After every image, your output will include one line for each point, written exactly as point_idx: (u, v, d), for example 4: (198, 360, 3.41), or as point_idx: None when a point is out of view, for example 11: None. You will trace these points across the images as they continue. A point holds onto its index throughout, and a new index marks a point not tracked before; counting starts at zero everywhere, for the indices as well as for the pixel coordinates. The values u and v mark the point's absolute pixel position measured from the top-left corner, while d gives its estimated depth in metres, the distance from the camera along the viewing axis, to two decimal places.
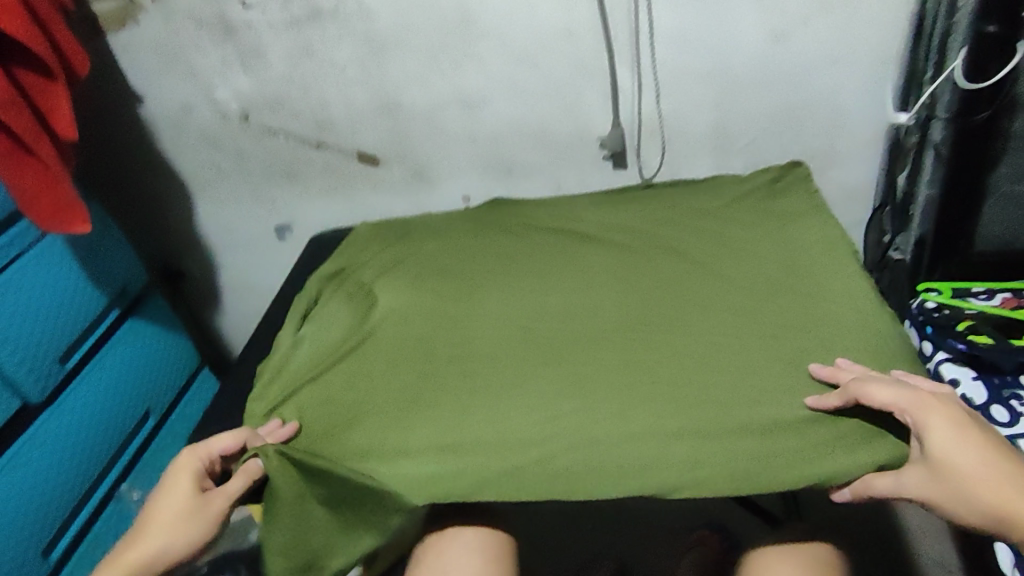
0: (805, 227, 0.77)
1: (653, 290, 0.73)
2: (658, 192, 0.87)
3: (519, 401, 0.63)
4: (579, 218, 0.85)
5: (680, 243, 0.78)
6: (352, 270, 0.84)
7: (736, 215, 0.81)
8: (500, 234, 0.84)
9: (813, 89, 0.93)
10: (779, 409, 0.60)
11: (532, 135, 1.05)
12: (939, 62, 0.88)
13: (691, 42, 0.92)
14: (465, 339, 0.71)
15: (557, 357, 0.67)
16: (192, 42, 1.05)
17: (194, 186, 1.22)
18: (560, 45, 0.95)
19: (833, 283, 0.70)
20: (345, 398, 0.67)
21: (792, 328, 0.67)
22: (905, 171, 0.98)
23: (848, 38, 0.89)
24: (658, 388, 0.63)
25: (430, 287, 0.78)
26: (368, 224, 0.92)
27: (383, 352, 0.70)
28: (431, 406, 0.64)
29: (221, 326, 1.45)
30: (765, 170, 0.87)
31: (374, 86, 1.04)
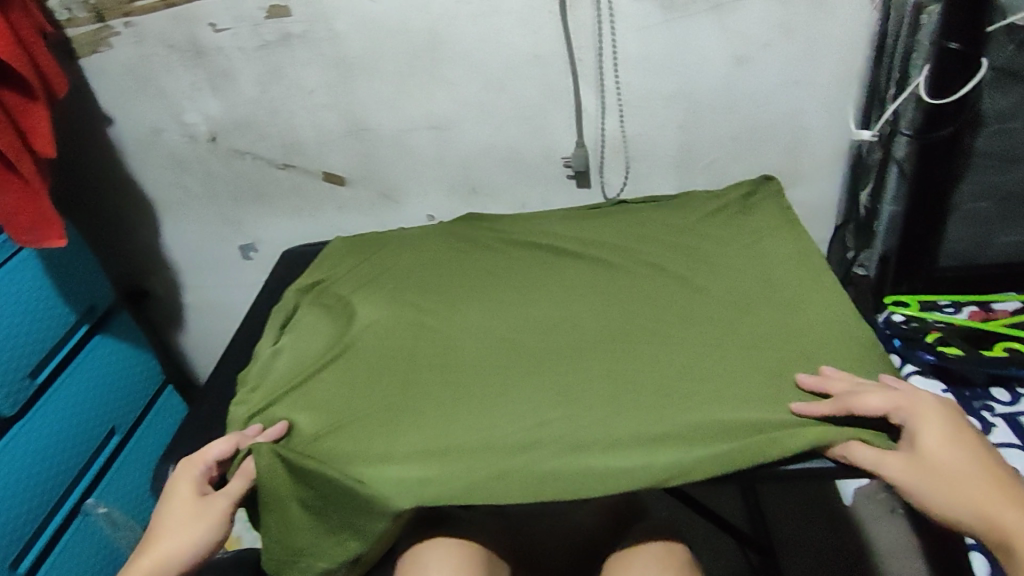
0: (770, 241, 0.80)
1: (629, 300, 0.74)
2: (629, 209, 0.89)
3: (502, 409, 0.64)
4: (554, 232, 0.86)
5: (652, 256, 0.80)
6: (328, 284, 0.84)
7: (707, 231, 0.83)
8: (476, 248, 0.86)
9: (771, 111, 0.98)
10: (757, 408, 0.62)
11: (501, 157, 1.07)
12: (900, 79, 0.91)
13: (654, 67, 0.95)
14: (445, 349, 0.71)
15: (536, 368, 0.68)
16: (163, 66, 1.05)
17: (161, 207, 1.21)
18: (528, 70, 0.98)
19: (798, 291, 0.73)
20: (325, 410, 0.67)
21: (763, 334, 0.69)
22: (868, 188, 1.02)
23: (805, 62, 0.93)
24: (636, 393, 0.64)
25: (410, 302, 0.78)
26: (343, 239, 0.92)
27: (365, 365, 0.70)
28: (415, 416, 0.64)
29: (188, 349, 1.43)
30: (737, 184, 0.89)
31: (343, 109, 1.06)
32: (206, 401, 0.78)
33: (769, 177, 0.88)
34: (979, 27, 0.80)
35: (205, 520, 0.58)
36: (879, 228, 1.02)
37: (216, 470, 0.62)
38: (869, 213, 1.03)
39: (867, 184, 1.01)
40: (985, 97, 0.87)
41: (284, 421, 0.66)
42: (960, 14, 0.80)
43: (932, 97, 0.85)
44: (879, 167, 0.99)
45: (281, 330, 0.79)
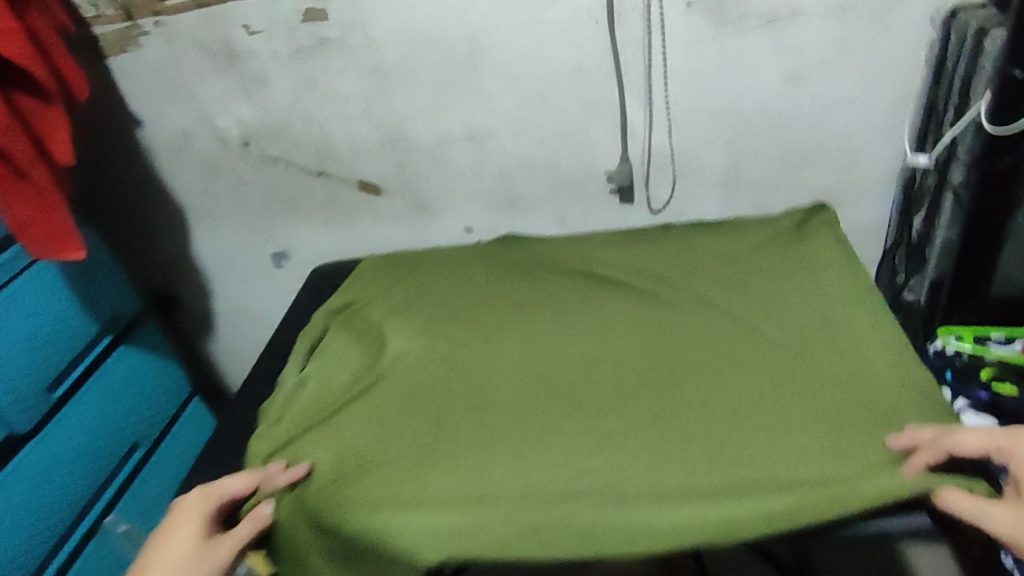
0: (828, 273, 0.76)
1: (675, 337, 0.71)
2: (674, 233, 0.87)
3: (540, 452, 0.61)
4: (597, 261, 0.84)
5: (700, 289, 0.77)
6: (359, 306, 0.82)
7: (761, 262, 0.79)
8: (512, 275, 0.83)
9: (825, 132, 0.93)
10: (810, 464, 0.57)
11: (540, 171, 1.03)
12: (959, 106, 0.85)
13: (702, 82, 0.91)
14: (480, 386, 0.68)
15: (577, 410, 0.65)
16: (196, 71, 1.03)
17: (192, 213, 1.19)
18: (571, 82, 0.94)
19: (857, 331, 0.69)
20: (353, 446, 0.64)
21: (820, 379, 0.65)
22: (921, 213, 0.95)
23: (862, 80, 0.88)
24: (685, 441, 0.60)
25: (447, 331, 0.75)
26: (376, 258, 0.91)
27: (394, 400, 0.68)
28: (448, 456, 0.62)
29: (216, 356, 1.41)
30: (788, 214, 0.86)
31: (378, 118, 1.03)
32: (231, 423, 0.76)
33: (823, 203, 0.85)
34: None
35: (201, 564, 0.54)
36: (931, 256, 0.96)
37: (226, 507, 0.59)
38: (920, 239, 0.97)
39: (921, 209, 0.95)
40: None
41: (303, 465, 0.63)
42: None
43: (995, 124, 0.78)
44: (934, 192, 0.92)
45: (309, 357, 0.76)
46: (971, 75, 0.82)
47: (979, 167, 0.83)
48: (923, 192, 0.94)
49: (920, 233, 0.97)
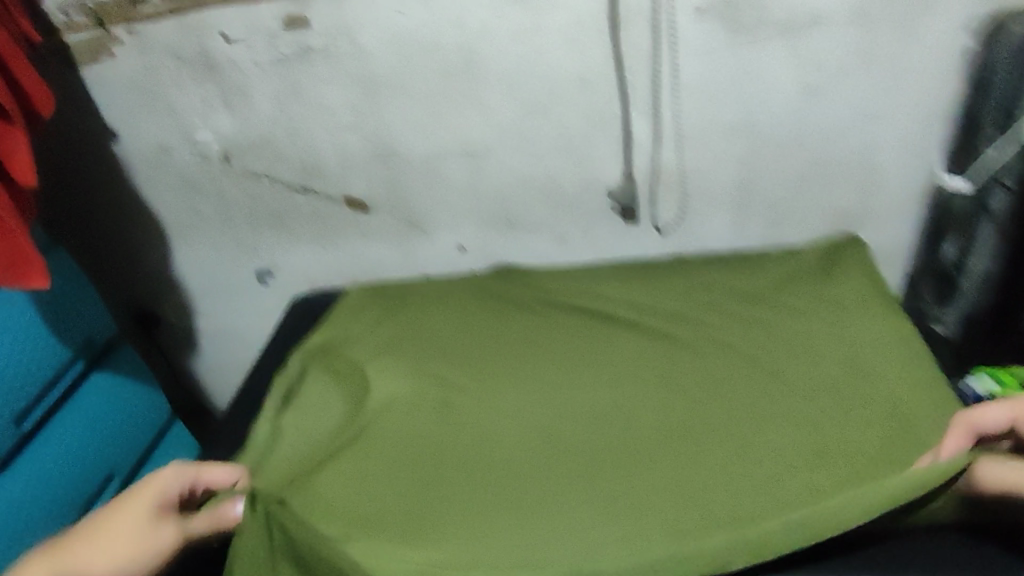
0: (851, 309, 0.76)
1: (688, 380, 0.71)
2: (688, 265, 0.87)
3: (541, 502, 0.61)
4: (605, 296, 0.83)
5: (714, 329, 0.76)
6: (343, 345, 0.81)
7: (785, 300, 0.79)
8: (513, 313, 0.83)
9: (844, 144, 0.87)
10: (806, 496, 0.59)
11: (539, 187, 0.97)
12: (1004, 125, 0.77)
13: (714, 93, 0.85)
14: (482, 439, 0.68)
15: (578, 462, 0.65)
16: (172, 81, 0.96)
17: (172, 230, 1.13)
18: (573, 94, 0.88)
19: (895, 387, 0.67)
20: (354, 497, 0.63)
21: (828, 411, 0.66)
22: (954, 240, 0.88)
23: (886, 88, 0.83)
24: (691, 494, 0.60)
25: (445, 373, 0.76)
26: (360, 287, 0.90)
27: (389, 448, 0.68)
28: (453, 506, 0.61)
29: (199, 377, 1.35)
30: (817, 246, 0.86)
31: (367, 131, 0.96)
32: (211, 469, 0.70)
33: (857, 236, 0.85)
34: None
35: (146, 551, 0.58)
36: (964, 288, 0.87)
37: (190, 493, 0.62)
38: (953, 268, 0.89)
39: (954, 236, 0.87)
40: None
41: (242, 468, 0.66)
42: None
43: None
44: (970, 218, 0.84)
45: (286, 401, 0.75)
46: (1016, 95, 0.75)
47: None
48: (956, 217, 0.86)
49: (953, 261, 0.88)
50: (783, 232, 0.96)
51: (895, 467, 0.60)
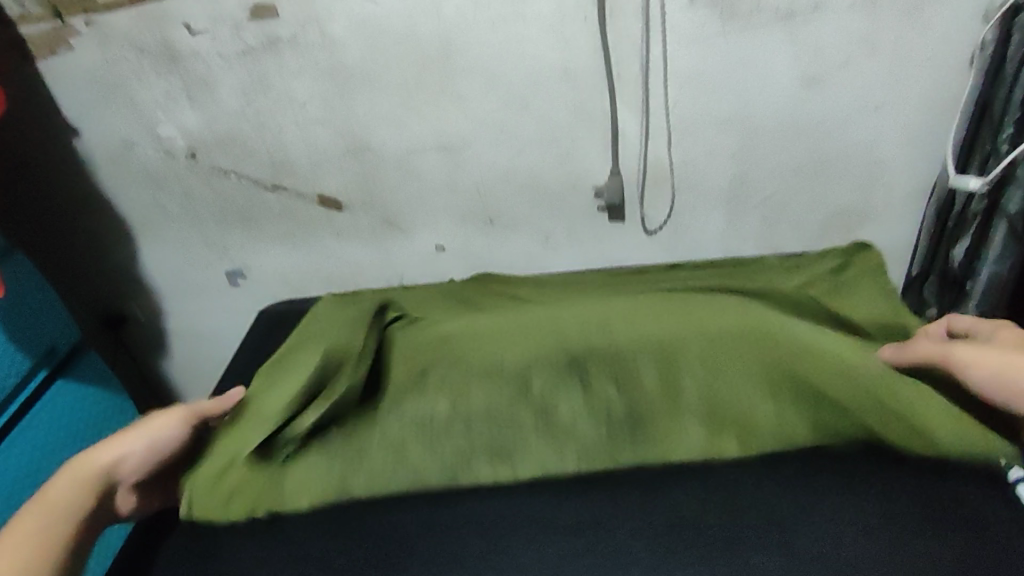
0: (870, 335, 0.73)
1: (678, 317, 0.75)
2: (680, 271, 0.88)
3: (562, 407, 0.69)
4: (584, 290, 0.87)
5: (699, 291, 0.81)
6: (299, 349, 0.83)
7: (790, 313, 0.78)
8: (491, 303, 0.87)
9: (844, 137, 0.83)
10: (749, 419, 0.67)
11: (521, 184, 0.92)
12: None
13: (707, 84, 0.80)
14: (468, 375, 0.73)
15: (596, 367, 0.71)
16: (132, 74, 0.90)
17: (139, 230, 1.07)
18: (556, 85, 0.82)
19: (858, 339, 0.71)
20: (385, 433, 0.70)
21: (796, 352, 0.69)
22: (964, 243, 0.83)
23: (890, 79, 0.78)
24: (657, 421, 0.68)
25: (434, 335, 0.80)
26: (330, 298, 0.95)
27: (403, 379, 0.75)
28: (484, 417, 0.69)
29: (172, 379, 1.29)
30: (828, 256, 0.85)
31: (339, 126, 0.91)
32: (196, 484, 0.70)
33: (868, 242, 0.84)
34: None
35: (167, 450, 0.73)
36: (975, 292, 0.84)
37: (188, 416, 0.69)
38: (961, 271, 0.85)
39: (966, 239, 0.83)
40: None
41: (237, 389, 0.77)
42: None
43: None
44: (984, 222, 0.80)
45: (282, 380, 0.77)
46: None
47: None
48: (966, 217, 0.81)
49: (961, 264, 0.84)
50: (780, 230, 0.92)
51: (845, 409, 0.66)
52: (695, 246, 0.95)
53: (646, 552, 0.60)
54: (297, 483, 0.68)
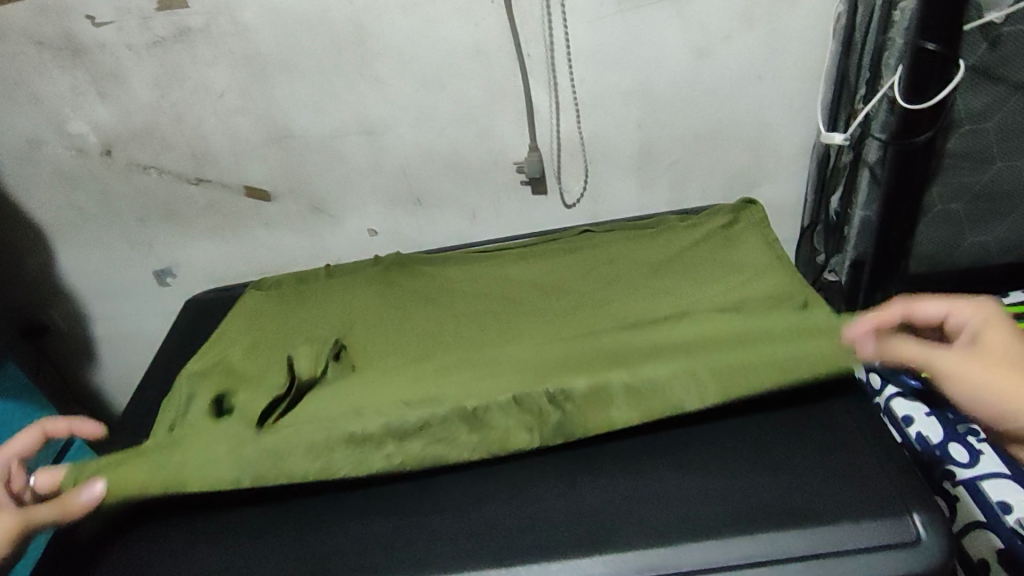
0: (759, 274, 0.83)
1: (601, 326, 0.80)
2: (594, 238, 0.94)
3: (495, 415, 0.69)
4: (512, 275, 0.91)
5: (617, 272, 0.88)
6: (223, 362, 0.85)
7: (687, 268, 0.87)
8: (421, 301, 0.89)
9: (733, 104, 0.91)
10: (674, 393, 0.68)
11: (443, 163, 0.96)
12: (872, 79, 0.82)
13: (607, 58, 0.86)
14: (398, 391, 0.73)
15: (537, 371, 0.73)
16: (34, 68, 0.88)
17: (52, 231, 1.05)
18: (471, 65, 0.87)
19: (756, 290, 0.81)
20: (307, 452, 0.68)
21: (706, 327, 0.76)
22: (839, 191, 0.94)
23: (766, 49, 0.86)
24: (579, 410, 0.69)
25: (376, 338, 0.85)
26: (255, 292, 0.98)
27: (338, 413, 0.71)
28: (420, 435, 0.68)
29: (103, 388, 1.26)
30: (718, 214, 0.93)
31: (259, 114, 0.92)
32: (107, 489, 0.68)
33: (751, 199, 0.93)
34: (958, 23, 0.72)
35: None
36: (849, 234, 0.94)
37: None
38: (840, 218, 0.95)
39: (837, 189, 0.94)
40: (961, 96, 0.80)
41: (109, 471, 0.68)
42: (932, 12, 0.71)
43: (908, 100, 0.76)
44: (850, 168, 0.90)
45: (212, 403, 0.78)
46: (880, 49, 0.79)
47: (893, 141, 0.81)
48: (835, 167, 0.93)
49: (839, 211, 0.95)
50: (684, 193, 1.00)
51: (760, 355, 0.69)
52: (612, 213, 1.02)
53: (558, 478, 0.67)
54: (204, 471, 0.67)
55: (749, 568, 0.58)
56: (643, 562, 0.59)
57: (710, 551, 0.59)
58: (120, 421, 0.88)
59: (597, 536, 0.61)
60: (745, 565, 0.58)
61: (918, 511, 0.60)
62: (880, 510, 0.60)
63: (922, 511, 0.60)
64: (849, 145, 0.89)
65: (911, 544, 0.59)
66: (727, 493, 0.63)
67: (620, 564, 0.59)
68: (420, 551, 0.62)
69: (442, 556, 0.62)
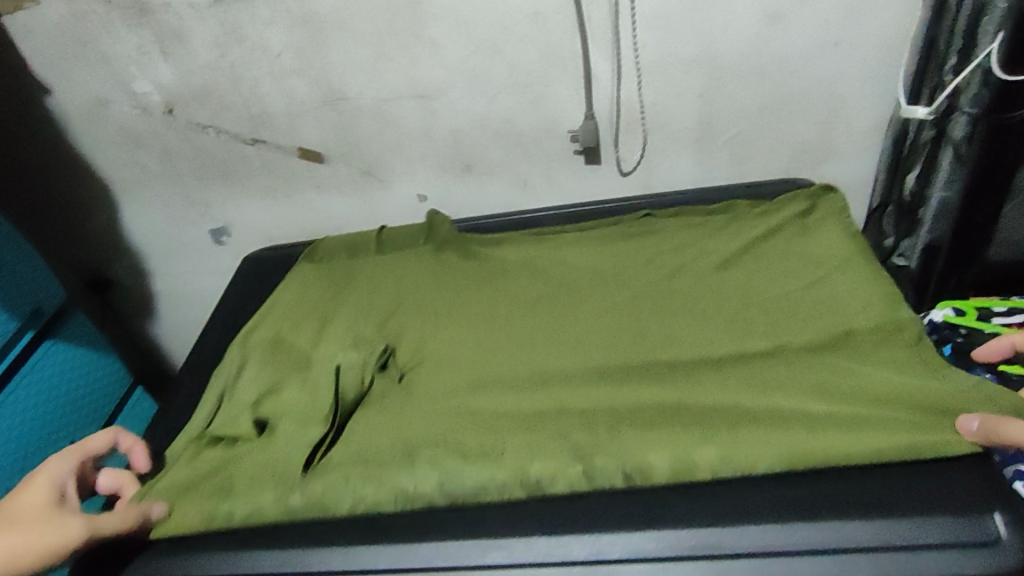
0: (828, 264, 0.80)
1: (660, 341, 0.75)
2: (656, 224, 0.90)
3: (561, 488, 0.63)
4: (567, 262, 0.88)
5: (682, 260, 0.84)
6: (277, 333, 0.87)
7: (759, 261, 0.82)
8: (475, 282, 0.88)
9: (806, 74, 0.86)
10: (751, 446, 0.62)
11: (498, 130, 0.94)
12: (967, 45, 0.77)
13: (673, 23, 0.82)
14: (445, 433, 0.70)
15: (609, 418, 0.68)
16: (101, 26, 0.90)
17: (119, 189, 1.08)
18: (529, 29, 0.84)
19: (829, 278, 0.78)
20: (356, 508, 0.65)
21: (781, 335, 0.73)
22: (917, 170, 0.88)
23: (847, 15, 0.81)
24: (655, 446, 0.64)
25: (429, 330, 0.83)
26: (307, 264, 0.98)
27: (387, 450, 0.69)
28: (472, 499, 0.63)
29: (162, 340, 1.31)
30: (796, 198, 0.87)
31: (315, 76, 0.92)
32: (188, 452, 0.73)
33: (831, 185, 0.86)
34: None
35: (45, 478, 0.64)
36: (925, 218, 0.90)
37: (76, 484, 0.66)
38: (915, 199, 0.91)
39: (915, 167, 0.89)
40: None
41: (186, 466, 0.72)
42: None
43: (1005, 71, 0.72)
44: (931, 146, 0.85)
45: (254, 407, 0.77)
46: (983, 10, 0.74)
47: (985, 116, 0.77)
48: (908, 148, 0.88)
49: (915, 191, 0.90)
50: (746, 168, 0.96)
51: (825, 398, 0.66)
52: (669, 186, 0.98)
53: None
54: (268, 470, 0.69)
55: (809, 555, 0.56)
56: (697, 541, 0.58)
57: (769, 535, 0.57)
58: (180, 376, 0.91)
59: (648, 512, 0.61)
60: (804, 552, 0.56)
61: (996, 509, 0.57)
62: (953, 506, 0.57)
63: (1002, 510, 0.57)
64: (932, 121, 0.83)
65: (990, 543, 0.56)
66: (789, 484, 0.61)
67: (672, 540, 0.59)
68: (471, 517, 0.64)
69: (493, 524, 0.63)
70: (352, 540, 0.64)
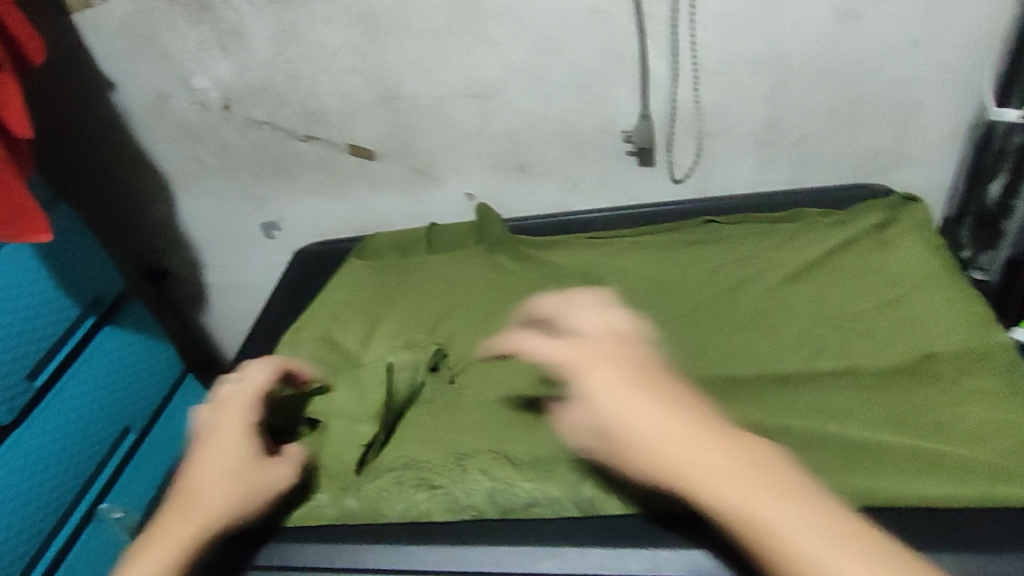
0: (905, 280, 0.76)
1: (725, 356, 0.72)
2: (720, 232, 0.87)
3: (615, 508, 0.60)
4: (624, 269, 0.85)
5: (748, 271, 0.81)
6: (329, 329, 0.87)
7: (830, 275, 0.78)
8: (529, 287, 0.87)
9: (880, 75, 0.82)
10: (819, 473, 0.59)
11: (553, 130, 0.93)
12: None
13: (738, 21, 0.79)
14: (498, 441, 0.68)
15: None
16: (165, 23, 0.91)
17: (177, 182, 1.10)
18: (588, 26, 0.82)
19: (907, 294, 0.74)
20: (406, 514, 0.65)
21: (854, 354, 0.69)
22: (1002, 178, 0.83)
23: (927, 13, 0.77)
24: None
25: (481, 334, 0.82)
26: (360, 262, 0.98)
27: (439, 457, 0.68)
28: (524, 513, 0.62)
29: (213, 331, 1.33)
30: (876, 209, 0.83)
31: (371, 74, 0.92)
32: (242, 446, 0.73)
33: (913, 196, 0.84)
34: None
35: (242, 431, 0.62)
36: (1009, 230, 0.85)
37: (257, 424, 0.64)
38: (998, 209, 0.85)
39: (1000, 176, 0.83)
40: None
41: None
42: None
43: None
44: (1017, 154, 0.80)
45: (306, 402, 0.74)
46: None
47: None
48: (992, 154, 0.82)
49: (998, 201, 0.85)
50: (809, 172, 0.92)
51: (897, 428, 0.62)
52: (727, 188, 0.95)
53: None
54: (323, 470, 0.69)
55: None
56: None
57: None
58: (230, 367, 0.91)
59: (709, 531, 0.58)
60: None
61: None
62: None
63: None
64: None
65: None
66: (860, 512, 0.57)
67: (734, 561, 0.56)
68: (524, 526, 0.62)
69: (545, 535, 0.61)
70: (402, 542, 0.64)
